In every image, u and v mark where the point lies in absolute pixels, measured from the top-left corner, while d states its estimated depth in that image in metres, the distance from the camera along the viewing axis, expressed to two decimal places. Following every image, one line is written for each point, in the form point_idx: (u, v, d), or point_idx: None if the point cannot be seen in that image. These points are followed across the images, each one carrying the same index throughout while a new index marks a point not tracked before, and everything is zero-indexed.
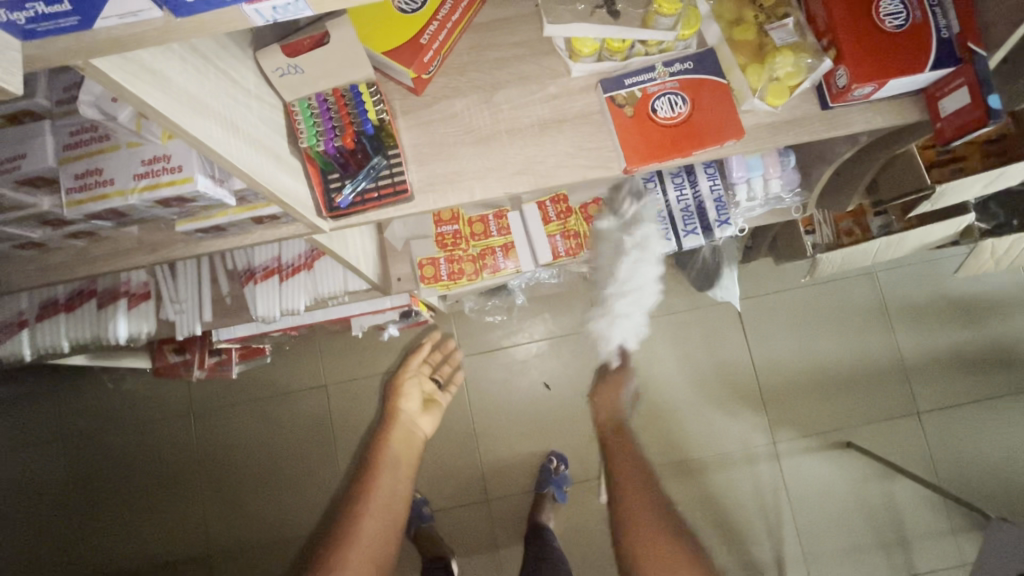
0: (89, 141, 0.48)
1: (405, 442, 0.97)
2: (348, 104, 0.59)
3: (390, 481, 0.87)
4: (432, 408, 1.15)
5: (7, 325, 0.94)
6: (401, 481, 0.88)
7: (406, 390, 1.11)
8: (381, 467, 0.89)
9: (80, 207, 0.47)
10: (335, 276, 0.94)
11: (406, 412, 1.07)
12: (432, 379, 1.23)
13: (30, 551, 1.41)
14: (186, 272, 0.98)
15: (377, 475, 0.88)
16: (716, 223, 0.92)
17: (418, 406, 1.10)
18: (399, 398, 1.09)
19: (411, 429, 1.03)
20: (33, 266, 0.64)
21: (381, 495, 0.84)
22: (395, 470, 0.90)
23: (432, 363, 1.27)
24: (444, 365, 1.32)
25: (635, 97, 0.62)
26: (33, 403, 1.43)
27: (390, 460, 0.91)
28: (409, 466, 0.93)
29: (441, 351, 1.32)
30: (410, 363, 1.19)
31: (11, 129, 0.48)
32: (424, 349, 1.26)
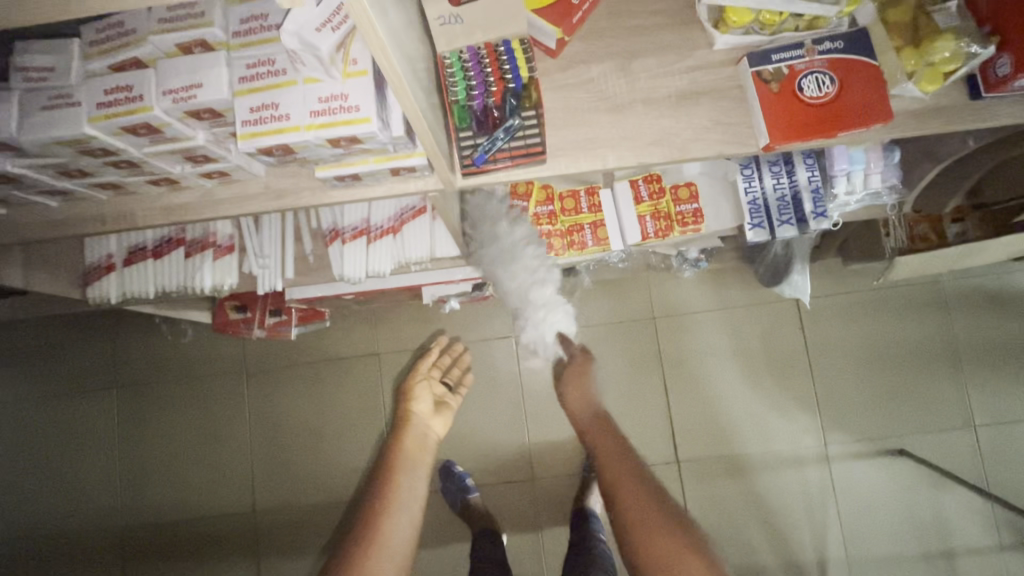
0: (264, 74, 0.47)
1: (418, 443, 1.04)
2: (499, 59, 0.59)
3: (407, 482, 0.92)
4: (444, 409, 1.21)
5: (96, 267, 0.94)
6: (419, 478, 0.95)
7: (418, 394, 1.19)
8: (397, 468, 0.95)
9: (254, 140, 0.47)
10: (423, 242, 0.93)
11: (419, 415, 1.15)
12: (441, 383, 1.29)
13: (82, 498, 1.43)
14: (270, 227, 0.98)
15: (394, 479, 0.92)
16: (812, 215, 0.91)
17: (429, 407, 1.17)
18: (411, 400, 1.18)
19: (425, 430, 1.10)
20: (160, 205, 0.64)
21: (404, 486, 0.91)
22: (412, 468, 0.97)
23: (442, 367, 1.32)
24: (454, 368, 1.35)
25: (782, 73, 0.61)
26: (90, 350, 1.45)
27: (406, 461, 0.98)
28: (422, 466, 0.99)
29: (450, 356, 1.35)
30: (421, 367, 1.28)
31: (184, 59, 0.48)
32: (433, 356, 1.33)
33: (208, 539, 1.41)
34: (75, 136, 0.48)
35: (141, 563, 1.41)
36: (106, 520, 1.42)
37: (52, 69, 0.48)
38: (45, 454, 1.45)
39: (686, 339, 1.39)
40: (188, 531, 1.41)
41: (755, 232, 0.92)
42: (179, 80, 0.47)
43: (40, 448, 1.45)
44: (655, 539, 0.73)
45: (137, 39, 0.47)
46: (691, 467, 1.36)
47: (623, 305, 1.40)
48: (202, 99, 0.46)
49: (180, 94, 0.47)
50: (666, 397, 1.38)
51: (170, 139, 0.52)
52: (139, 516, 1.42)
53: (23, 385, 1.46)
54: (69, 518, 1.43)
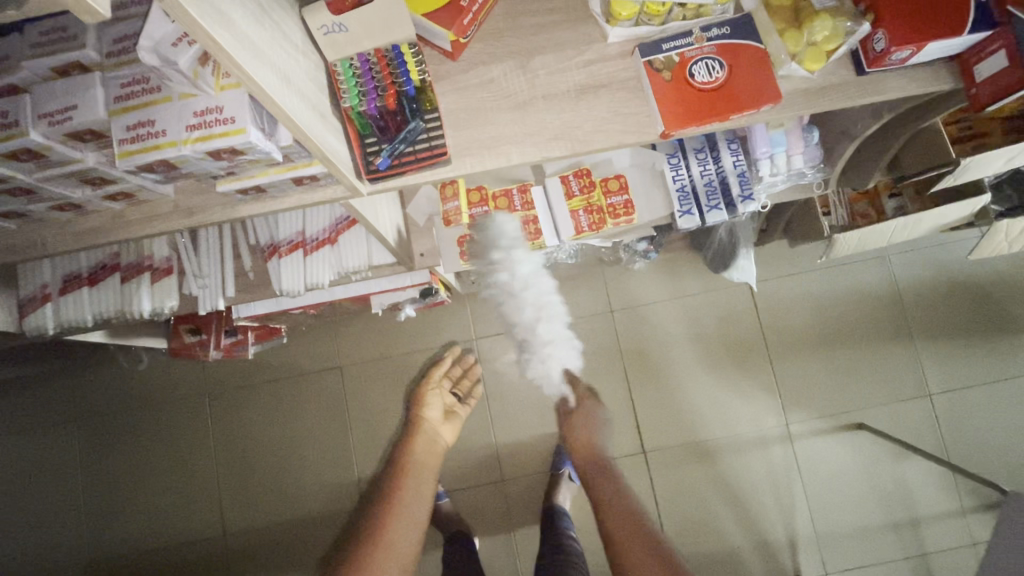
0: (140, 92, 0.48)
1: (428, 450, 1.07)
2: (389, 64, 0.60)
3: (416, 488, 0.95)
4: (454, 418, 1.22)
5: (31, 298, 0.94)
6: (425, 487, 0.96)
7: (429, 401, 1.21)
8: (408, 472, 0.98)
9: (131, 158, 0.47)
10: (359, 250, 0.94)
11: (431, 422, 1.16)
12: (452, 393, 1.29)
13: (46, 538, 1.41)
14: (208, 246, 0.98)
15: (401, 482, 0.96)
16: (739, 198, 0.93)
17: (440, 415, 1.19)
18: (422, 407, 1.20)
19: (435, 437, 1.13)
20: (68, 230, 0.64)
21: (412, 492, 0.94)
22: (423, 475, 0.99)
23: (453, 377, 1.32)
24: (465, 379, 1.34)
25: (672, 62, 0.63)
26: (48, 385, 1.43)
27: (418, 464, 1.01)
28: (431, 470, 1.02)
29: (462, 366, 1.35)
30: (433, 375, 1.29)
31: (61, 82, 0.48)
32: (445, 364, 1.33)
33: (178, 569, 1.38)
34: None
35: None
36: (72, 558, 1.40)
37: None
38: (5, 496, 1.42)
39: (647, 329, 1.40)
40: (158, 563, 1.39)
41: (685, 219, 0.93)
42: (55, 103, 0.48)
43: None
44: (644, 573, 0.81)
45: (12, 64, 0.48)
46: (659, 456, 1.37)
47: (581, 301, 1.41)
48: (78, 121, 0.47)
49: (56, 117, 0.47)
50: (630, 387, 1.39)
51: (59, 163, 0.52)
52: (107, 551, 1.40)
53: None
54: (35, 559, 1.40)
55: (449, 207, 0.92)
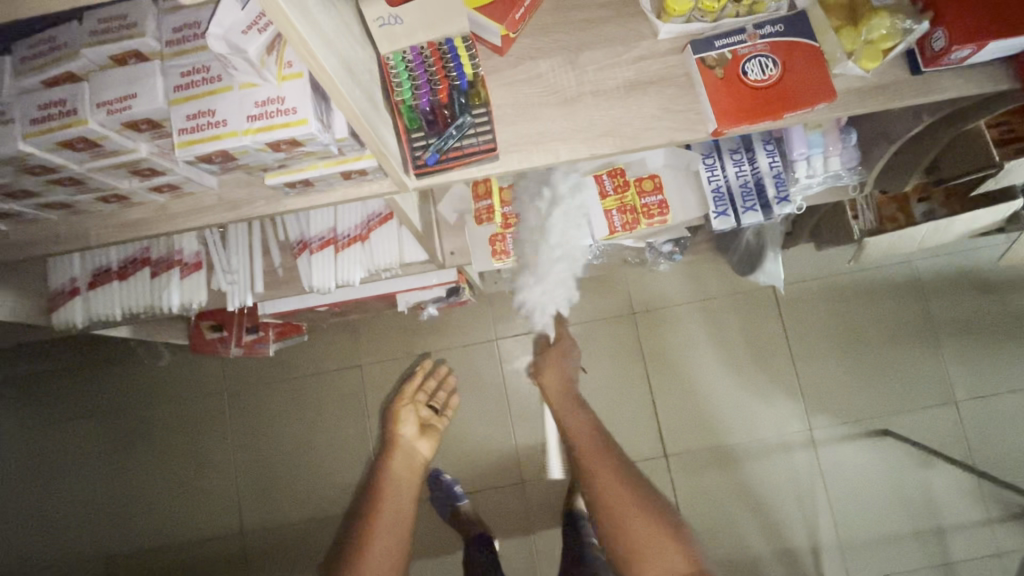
0: (200, 82, 0.47)
1: (405, 465, 1.03)
2: (443, 59, 0.58)
3: (389, 511, 0.92)
4: (431, 431, 1.18)
5: (62, 291, 0.94)
6: (402, 503, 0.95)
7: (402, 416, 1.18)
8: (383, 491, 0.96)
9: (191, 148, 0.47)
10: (392, 249, 0.93)
11: (406, 437, 1.12)
12: (428, 407, 1.26)
13: (61, 536, 1.40)
14: (237, 241, 0.98)
15: (375, 508, 0.93)
16: (775, 200, 0.92)
17: (416, 430, 1.15)
18: (397, 423, 1.16)
19: (412, 450, 1.08)
20: (112, 222, 0.63)
21: (389, 514, 0.92)
22: (398, 495, 0.96)
23: (427, 390, 1.30)
24: (440, 391, 1.32)
25: (725, 59, 0.62)
26: (66, 379, 1.43)
27: (393, 485, 0.97)
28: (410, 485, 0.99)
29: (437, 378, 1.33)
30: (406, 392, 1.27)
31: (119, 71, 0.48)
32: (417, 379, 1.31)
33: (193, 568, 1.37)
34: (12, 152, 0.48)
35: None
36: (87, 556, 1.39)
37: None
38: (20, 493, 1.42)
39: (668, 332, 1.39)
40: (173, 561, 1.38)
41: (721, 221, 0.92)
42: (113, 91, 0.47)
43: (13, 486, 1.42)
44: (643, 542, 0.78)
45: (71, 53, 0.47)
46: (678, 461, 1.35)
47: (600, 303, 1.40)
48: (136, 110, 0.46)
49: (115, 105, 0.47)
50: (650, 390, 1.38)
51: (112, 152, 0.51)
52: (122, 549, 1.39)
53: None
54: (50, 557, 1.39)
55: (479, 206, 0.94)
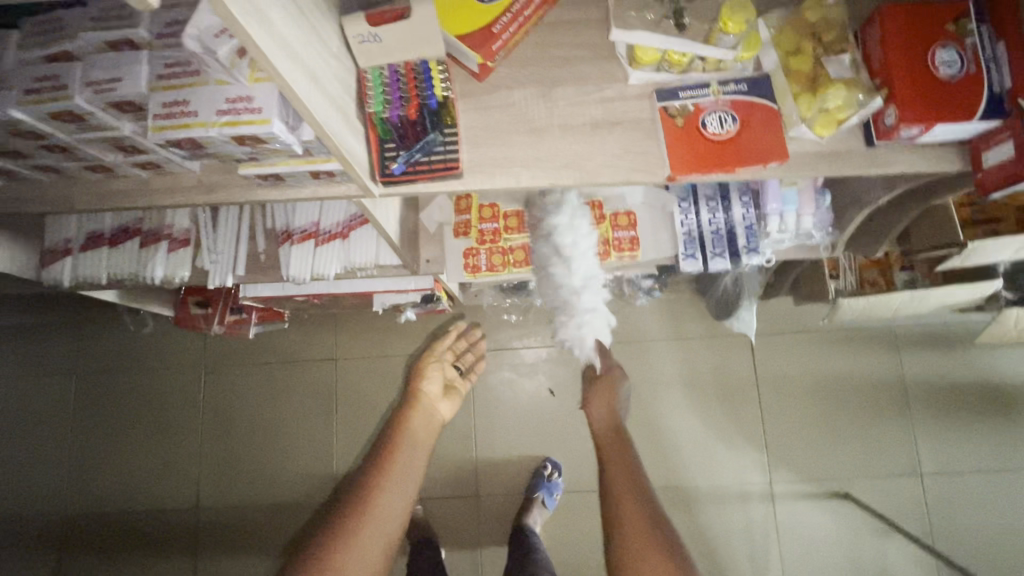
0: (181, 74, 0.51)
1: (426, 425, 1.02)
2: (416, 78, 0.62)
3: (407, 457, 0.91)
4: (452, 394, 1.18)
5: (53, 250, 0.99)
6: (418, 458, 0.93)
7: (430, 374, 1.15)
8: (400, 439, 0.94)
9: (163, 133, 0.51)
10: (368, 249, 0.97)
11: (429, 396, 1.10)
12: (453, 366, 1.25)
13: (26, 484, 1.44)
14: (227, 223, 1.02)
15: (392, 451, 0.91)
16: (744, 250, 0.95)
17: (439, 389, 1.14)
18: (422, 379, 1.14)
19: (432, 412, 1.07)
20: (96, 190, 0.67)
21: (402, 464, 0.89)
22: (415, 446, 0.94)
23: (456, 350, 1.29)
24: (468, 353, 1.32)
25: (687, 110, 0.65)
26: (56, 333, 1.48)
27: (408, 440, 0.95)
28: (427, 445, 0.97)
29: (467, 340, 1.31)
30: (437, 347, 1.25)
31: (111, 55, 0.52)
32: (450, 338, 1.28)
33: (149, 533, 1.40)
34: (6, 116, 0.53)
35: (78, 552, 1.40)
36: (47, 508, 1.43)
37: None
38: None
39: (642, 365, 1.40)
40: (129, 525, 1.41)
41: (689, 263, 0.95)
42: (102, 73, 0.51)
43: None
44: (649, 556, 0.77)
45: (71, 33, 0.52)
46: None
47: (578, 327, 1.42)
48: (121, 92, 0.51)
49: (102, 86, 0.51)
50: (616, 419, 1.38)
51: (97, 127, 0.56)
52: (83, 504, 1.42)
53: None
54: (13, 503, 1.43)
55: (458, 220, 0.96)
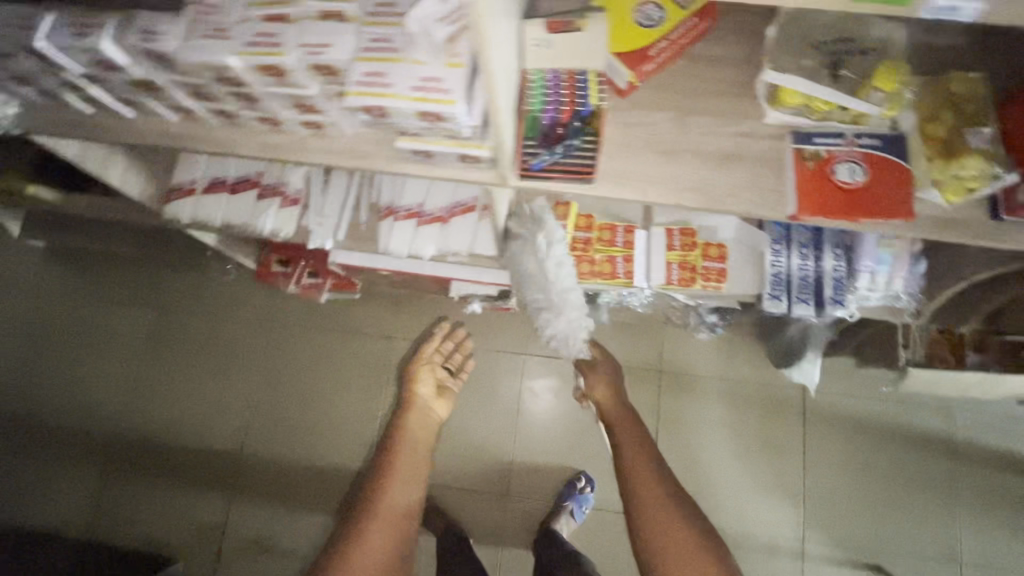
0: (381, 48, 0.57)
1: (423, 424, 1.21)
2: (576, 87, 0.67)
3: (409, 458, 1.13)
4: (445, 395, 1.31)
5: (179, 188, 1.07)
6: (418, 457, 1.14)
7: (421, 378, 1.29)
8: (405, 441, 1.16)
9: (357, 98, 0.56)
10: (466, 234, 1.02)
11: (423, 399, 1.27)
12: (442, 369, 1.36)
13: (89, 401, 1.54)
14: (336, 191, 1.09)
15: (395, 452, 1.14)
16: (829, 300, 0.96)
17: (432, 392, 1.29)
18: (415, 384, 1.29)
19: (428, 413, 1.24)
20: (260, 140, 0.74)
21: (408, 466, 1.11)
22: (416, 444, 1.16)
23: (444, 352, 1.38)
24: (456, 352, 1.41)
25: (820, 156, 0.68)
26: (140, 267, 1.58)
27: (410, 440, 1.17)
28: (426, 444, 1.18)
29: (454, 341, 1.41)
30: (425, 352, 1.36)
31: (321, 23, 0.58)
32: (437, 341, 1.39)
33: (191, 469, 1.47)
34: (219, 62, 0.59)
35: (126, 474, 1.48)
36: (104, 427, 1.52)
37: (224, 7, 0.60)
38: (71, 353, 1.58)
39: (688, 399, 1.41)
40: (172, 458, 1.48)
41: (772, 302, 0.96)
42: (314, 38, 0.57)
43: (68, 345, 1.58)
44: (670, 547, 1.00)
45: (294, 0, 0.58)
46: None
47: (633, 351, 1.43)
48: (327, 58, 0.57)
49: (312, 49, 0.57)
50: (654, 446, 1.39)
51: (292, 86, 0.62)
52: (137, 431, 1.50)
53: (74, 284, 1.60)
54: (75, 417, 1.53)
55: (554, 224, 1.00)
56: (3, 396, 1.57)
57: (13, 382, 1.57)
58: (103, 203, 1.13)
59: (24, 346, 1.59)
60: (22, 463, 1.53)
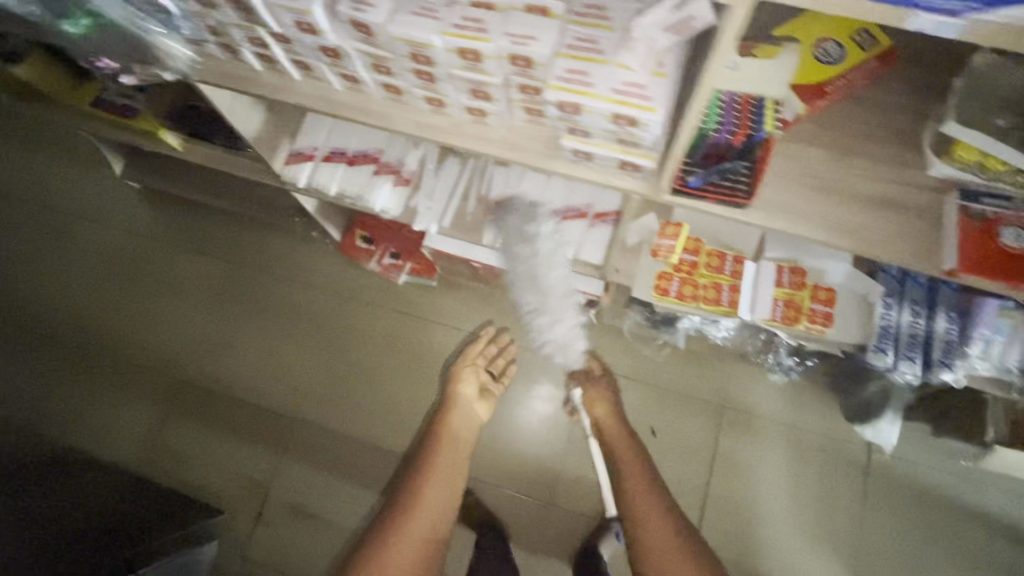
0: (585, 48, 0.58)
1: (464, 423, 1.27)
2: (752, 111, 0.67)
3: (448, 457, 1.21)
4: (487, 397, 1.35)
5: (300, 152, 1.10)
6: (457, 457, 1.22)
7: (464, 378, 1.33)
8: (444, 439, 1.24)
9: (556, 92, 0.57)
10: (574, 239, 1.03)
11: (465, 398, 1.31)
12: (486, 372, 1.39)
13: (155, 343, 1.58)
14: (448, 178, 1.11)
15: (435, 450, 1.22)
16: (937, 362, 0.95)
17: (474, 392, 1.32)
18: (457, 382, 1.33)
19: (469, 414, 1.29)
20: (418, 119, 0.76)
21: (447, 464, 1.20)
22: (455, 444, 1.24)
23: (487, 356, 1.41)
24: (499, 357, 1.42)
25: (986, 216, 0.67)
26: (225, 222, 1.62)
27: (450, 440, 1.24)
28: (465, 444, 1.25)
29: (497, 345, 1.42)
30: (469, 353, 1.39)
31: (527, 15, 0.59)
32: (481, 345, 1.41)
33: (248, 425, 1.50)
34: (421, 40, 0.61)
35: (179, 419, 1.51)
36: (165, 370, 1.55)
37: None
38: (144, 293, 1.62)
39: (749, 438, 1.38)
40: (226, 411, 1.51)
41: (876, 354, 0.96)
42: (519, 28, 0.59)
43: (143, 285, 1.62)
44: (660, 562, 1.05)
45: None
46: None
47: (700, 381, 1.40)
48: (531, 50, 0.58)
49: (516, 39, 0.58)
50: (708, 481, 1.36)
51: (481, 71, 0.64)
52: (200, 379, 1.54)
53: (158, 228, 1.65)
54: (139, 355, 1.57)
55: (662, 243, 0.99)
56: (72, 324, 1.61)
57: (84, 314, 1.61)
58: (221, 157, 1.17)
59: (100, 279, 1.64)
60: (79, 392, 1.56)
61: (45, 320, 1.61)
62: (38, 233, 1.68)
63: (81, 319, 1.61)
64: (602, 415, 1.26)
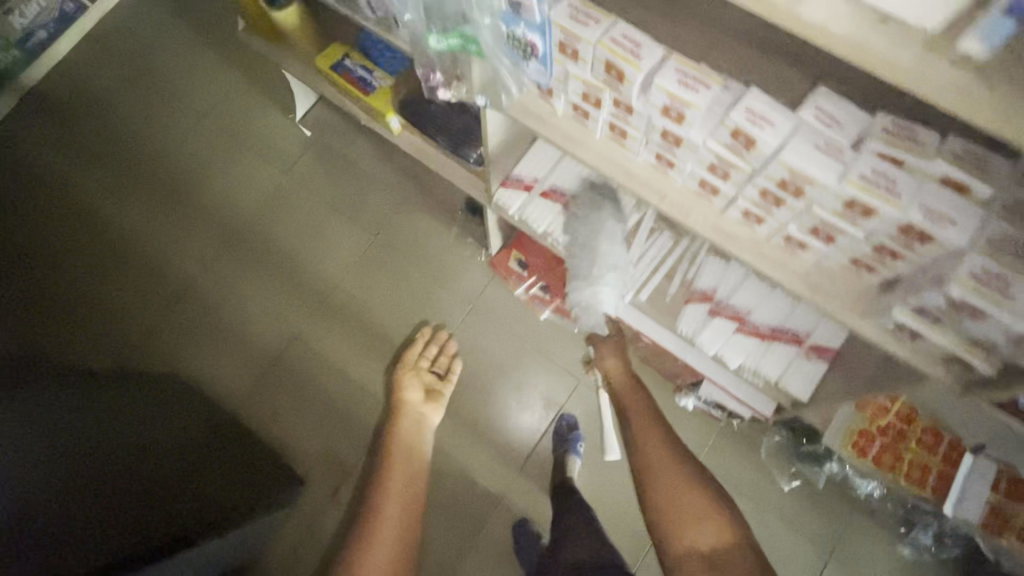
0: (1010, 251, 0.50)
1: (414, 429, 1.33)
2: None
3: (399, 464, 1.24)
4: (434, 397, 1.40)
5: (520, 180, 1.07)
6: (410, 459, 1.26)
7: (407, 385, 1.39)
8: (395, 445, 1.28)
9: (966, 291, 0.52)
10: (779, 363, 0.95)
11: (412, 403, 1.37)
12: (430, 373, 1.43)
13: (273, 286, 1.57)
14: (657, 249, 1.06)
15: (387, 458, 1.26)
16: None
17: (420, 397, 1.39)
18: (403, 390, 1.39)
19: (416, 417, 1.36)
20: (718, 223, 0.71)
21: (402, 470, 1.23)
22: (404, 448, 1.28)
23: (430, 359, 1.45)
24: (441, 357, 1.46)
25: None
26: (378, 196, 1.61)
27: (399, 447, 1.29)
28: (416, 444, 1.30)
29: (437, 345, 1.46)
30: (410, 358, 1.44)
31: (945, 189, 0.53)
32: (418, 347, 1.45)
33: (349, 403, 1.49)
34: (813, 177, 0.55)
35: (278, 370, 1.52)
36: (278, 317, 1.55)
37: (837, 122, 0.55)
38: (276, 235, 1.61)
39: None
40: (323, 379, 1.51)
41: None
42: (939, 204, 0.52)
43: (275, 225, 1.62)
44: (684, 507, 0.93)
45: (923, 153, 0.53)
46: None
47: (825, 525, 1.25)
48: (945, 234, 0.52)
49: (933, 215, 0.52)
50: None
51: (851, 222, 0.58)
52: (315, 343, 1.53)
53: (310, 177, 1.64)
54: (255, 294, 1.57)
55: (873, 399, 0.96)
56: (201, 239, 1.61)
57: (215, 233, 1.61)
58: (432, 155, 1.16)
59: (239, 205, 1.63)
60: (188, 307, 1.56)
61: (178, 227, 1.62)
62: (198, 143, 1.69)
63: (210, 238, 1.61)
64: (614, 371, 1.14)
